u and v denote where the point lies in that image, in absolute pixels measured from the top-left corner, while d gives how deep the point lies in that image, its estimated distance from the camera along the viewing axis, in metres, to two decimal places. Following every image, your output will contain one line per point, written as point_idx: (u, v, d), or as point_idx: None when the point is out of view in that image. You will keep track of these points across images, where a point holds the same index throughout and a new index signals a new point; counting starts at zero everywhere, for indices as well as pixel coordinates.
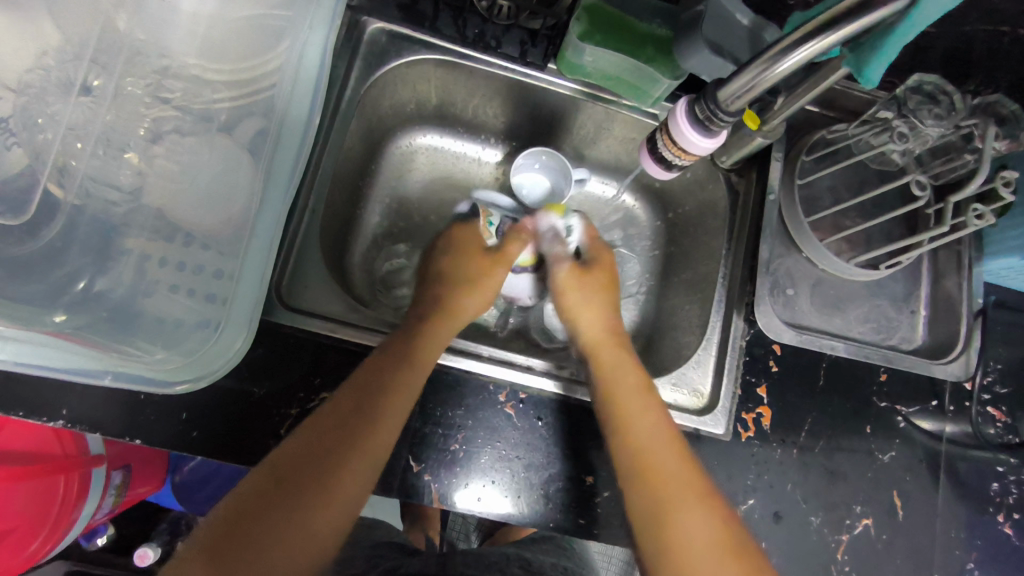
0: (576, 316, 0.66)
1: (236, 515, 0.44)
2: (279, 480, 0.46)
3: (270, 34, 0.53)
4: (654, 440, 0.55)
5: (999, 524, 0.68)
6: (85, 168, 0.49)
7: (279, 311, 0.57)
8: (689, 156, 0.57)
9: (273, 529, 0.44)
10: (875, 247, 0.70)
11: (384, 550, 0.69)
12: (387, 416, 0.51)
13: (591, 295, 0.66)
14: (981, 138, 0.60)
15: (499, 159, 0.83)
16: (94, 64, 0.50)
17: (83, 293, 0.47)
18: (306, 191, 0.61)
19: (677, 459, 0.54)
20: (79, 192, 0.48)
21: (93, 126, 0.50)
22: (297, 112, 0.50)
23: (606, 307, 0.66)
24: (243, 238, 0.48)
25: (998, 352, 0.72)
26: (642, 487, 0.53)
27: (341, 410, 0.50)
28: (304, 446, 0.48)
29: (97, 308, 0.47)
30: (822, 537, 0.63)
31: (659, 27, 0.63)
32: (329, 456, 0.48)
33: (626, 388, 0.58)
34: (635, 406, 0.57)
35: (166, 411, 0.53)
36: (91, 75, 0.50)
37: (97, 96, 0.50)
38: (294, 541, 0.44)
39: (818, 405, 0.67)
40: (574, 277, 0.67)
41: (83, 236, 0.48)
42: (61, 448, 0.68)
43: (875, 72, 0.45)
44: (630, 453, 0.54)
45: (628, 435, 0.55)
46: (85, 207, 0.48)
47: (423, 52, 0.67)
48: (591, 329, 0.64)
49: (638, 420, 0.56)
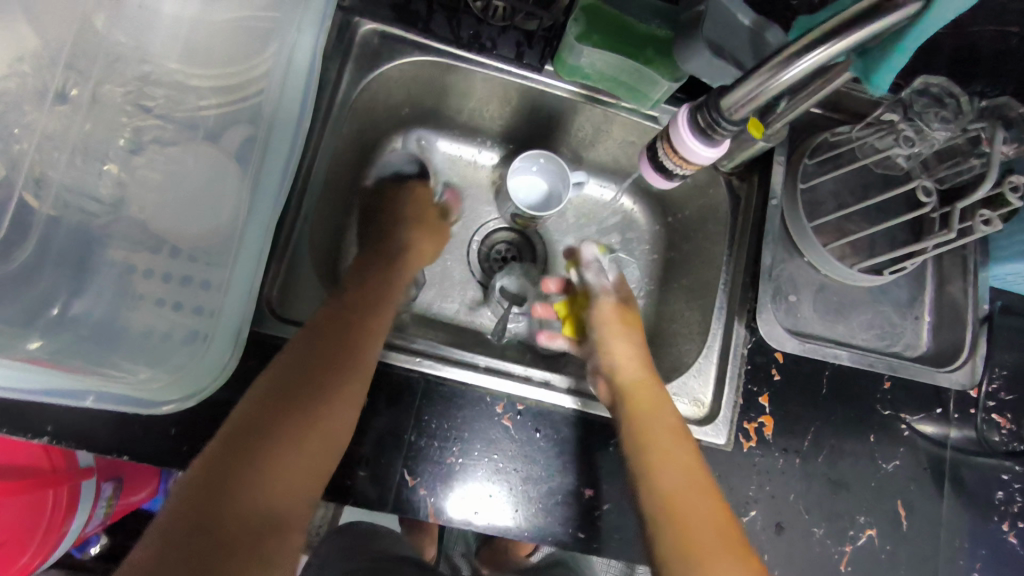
0: (612, 349, 0.64)
1: (217, 465, 0.45)
2: (256, 427, 0.48)
3: (256, 36, 0.51)
4: (680, 474, 0.55)
5: (1004, 533, 0.67)
6: (60, 179, 0.48)
7: (270, 322, 0.56)
8: (691, 165, 0.56)
9: (258, 471, 0.46)
10: (879, 253, 0.69)
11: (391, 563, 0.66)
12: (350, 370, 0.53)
13: (631, 333, 0.66)
14: (988, 142, 0.59)
15: (495, 162, 0.81)
16: (71, 71, 0.49)
17: (59, 317, 0.46)
18: (296, 198, 0.59)
19: (710, 510, 0.53)
20: (55, 203, 0.47)
21: (70, 136, 0.48)
22: (284, 117, 0.49)
23: (643, 353, 0.65)
24: (231, 247, 0.47)
25: (1004, 358, 0.71)
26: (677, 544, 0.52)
27: (309, 357, 0.52)
28: (277, 395, 0.50)
29: (76, 329, 0.46)
30: (825, 548, 0.62)
31: (659, 27, 0.61)
32: (303, 405, 0.50)
33: (662, 433, 0.57)
34: (664, 450, 0.56)
35: (154, 426, 0.52)
36: (69, 82, 0.49)
37: (74, 103, 0.49)
38: (280, 484, 0.47)
39: (820, 413, 0.65)
40: (618, 313, 0.67)
41: (59, 251, 0.47)
42: (49, 462, 0.66)
43: (886, 77, 0.43)
44: (664, 509, 0.54)
45: (658, 487, 0.55)
46: (60, 219, 0.47)
47: (417, 54, 0.65)
48: (626, 364, 0.63)
49: (669, 469, 0.55)
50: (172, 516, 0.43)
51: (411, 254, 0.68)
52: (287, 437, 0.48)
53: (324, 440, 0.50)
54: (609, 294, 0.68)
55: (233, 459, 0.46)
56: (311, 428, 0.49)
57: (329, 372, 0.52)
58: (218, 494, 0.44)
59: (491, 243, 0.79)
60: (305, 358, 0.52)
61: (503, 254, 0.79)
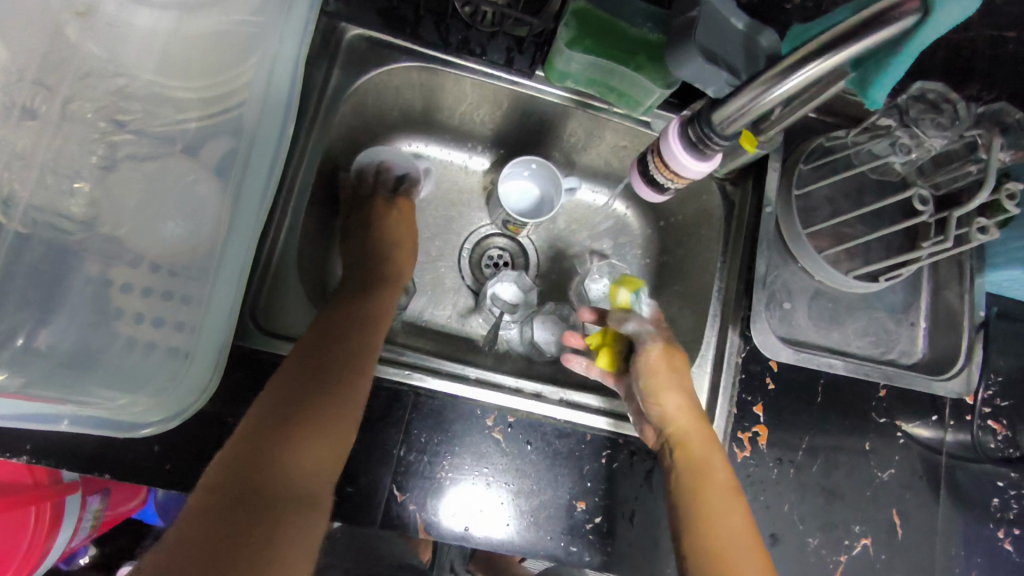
0: (663, 398, 0.57)
1: (240, 449, 0.48)
2: (280, 417, 0.51)
3: (237, 47, 0.50)
4: (719, 498, 0.54)
5: (999, 539, 0.66)
6: (29, 199, 0.44)
7: (254, 336, 0.55)
8: (682, 180, 0.56)
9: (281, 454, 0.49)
10: (874, 259, 0.68)
11: None
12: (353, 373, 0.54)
13: (680, 378, 0.58)
14: (983, 149, 0.59)
15: (486, 167, 0.80)
16: (38, 86, 0.45)
17: (22, 349, 0.43)
18: (281, 209, 0.58)
19: (756, 559, 0.53)
20: (24, 220, 0.44)
21: (39, 154, 0.45)
22: (265, 131, 0.48)
23: (690, 398, 0.59)
24: (212, 264, 0.46)
25: (999, 364, 0.71)
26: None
27: (319, 345, 0.55)
28: (291, 381, 0.53)
29: (45, 362, 0.44)
30: (820, 558, 0.62)
31: (652, 31, 0.60)
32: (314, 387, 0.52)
33: (715, 482, 0.55)
34: (719, 499, 0.54)
35: (135, 446, 0.51)
36: (37, 98, 0.45)
37: (43, 120, 0.46)
38: (303, 461, 0.49)
39: (816, 422, 0.65)
40: (665, 361, 0.58)
41: (30, 274, 0.44)
42: (32, 479, 0.65)
43: (878, 93, 0.42)
44: (709, 554, 0.52)
45: (707, 533, 0.53)
46: (31, 236, 0.44)
47: (404, 59, 0.64)
48: (675, 414, 0.57)
49: (721, 518, 0.54)
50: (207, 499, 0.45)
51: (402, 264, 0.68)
52: (304, 420, 0.51)
53: (339, 420, 0.52)
54: (656, 341, 0.59)
55: (256, 442, 0.49)
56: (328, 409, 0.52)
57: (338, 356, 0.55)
58: (244, 473, 0.47)
59: (485, 248, 0.78)
60: (315, 348, 0.55)
61: (496, 260, 0.78)
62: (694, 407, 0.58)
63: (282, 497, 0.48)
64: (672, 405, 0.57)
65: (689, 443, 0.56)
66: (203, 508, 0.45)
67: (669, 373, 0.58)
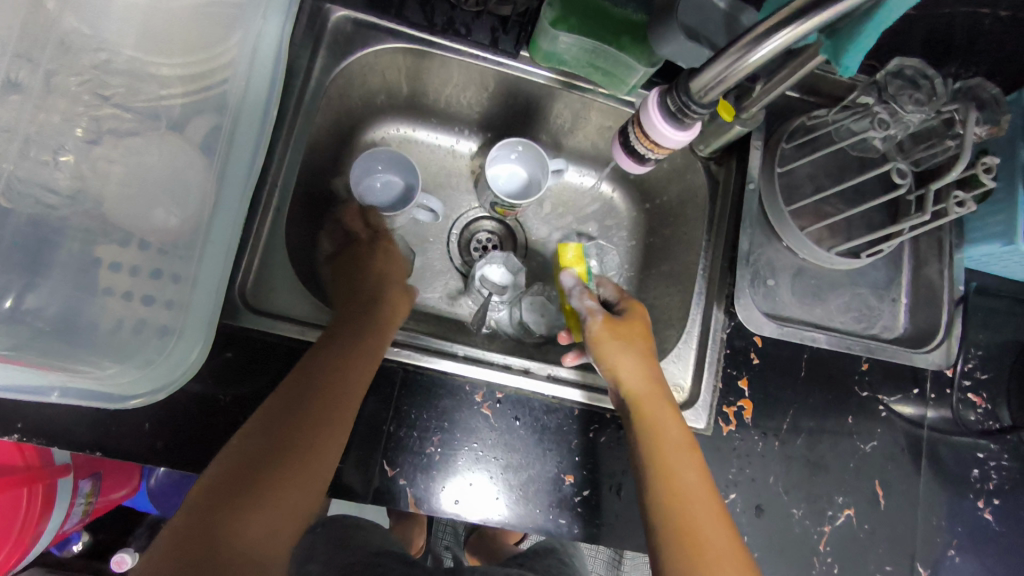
0: (616, 367, 0.59)
1: (208, 493, 0.46)
2: (264, 446, 0.49)
3: (219, 23, 0.50)
4: (683, 464, 0.54)
5: (979, 509, 0.68)
6: (13, 171, 0.44)
7: (245, 316, 0.56)
8: (662, 149, 0.57)
9: (263, 485, 0.47)
10: (856, 235, 0.69)
11: (388, 558, 0.66)
12: (337, 397, 0.52)
13: (630, 344, 0.60)
14: (960, 124, 0.60)
15: (474, 150, 0.80)
16: (19, 59, 0.45)
17: (11, 311, 0.43)
18: (267, 191, 0.59)
19: (715, 510, 0.53)
20: (9, 193, 0.44)
21: (21, 126, 0.45)
22: (251, 108, 0.48)
23: (646, 359, 0.60)
24: (198, 241, 0.46)
25: (979, 338, 0.72)
26: (680, 541, 0.51)
27: (304, 382, 0.52)
28: (269, 420, 0.50)
29: (34, 324, 0.44)
30: (804, 529, 0.63)
31: (635, 12, 0.61)
32: (295, 416, 0.51)
33: (673, 446, 0.55)
34: (676, 455, 0.55)
35: (127, 422, 0.52)
36: (16, 69, 0.45)
37: (26, 92, 0.45)
38: (266, 511, 0.47)
39: (799, 396, 0.66)
40: (611, 328, 0.61)
41: (12, 248, 0.44)
42: (24, 460, 0.66)
43: (853, 59, 0.43)
44: (672, 506, 0.53)
45: (671, 486, 0.53)
46: (14, 209, 0.44)
47: (390, 40, 0.64)
48: (631, 379, 0.58)
49: (683, 473, 0.54)
50: (184, 529, 0.45)
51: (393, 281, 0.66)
52: (280, 456, 0.49)
53: (312, 464, 0.49)
54: (597, 312, 0.62)
55: (225, 487, 0.46)
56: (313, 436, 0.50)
57: (317, 395, 0.52)
58: (218, 501, 0.46)
59: (473, 232, 0.79)
60: (298, 386, 0.52)
61: (484, 243, 0.79)
62: (650, 371, 0.59)
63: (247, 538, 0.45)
64: (624, 367, 0.59)
65: (644, 405, 0.57)
66: (167, 550, 0.43)
67: (614, 335, 0.60)
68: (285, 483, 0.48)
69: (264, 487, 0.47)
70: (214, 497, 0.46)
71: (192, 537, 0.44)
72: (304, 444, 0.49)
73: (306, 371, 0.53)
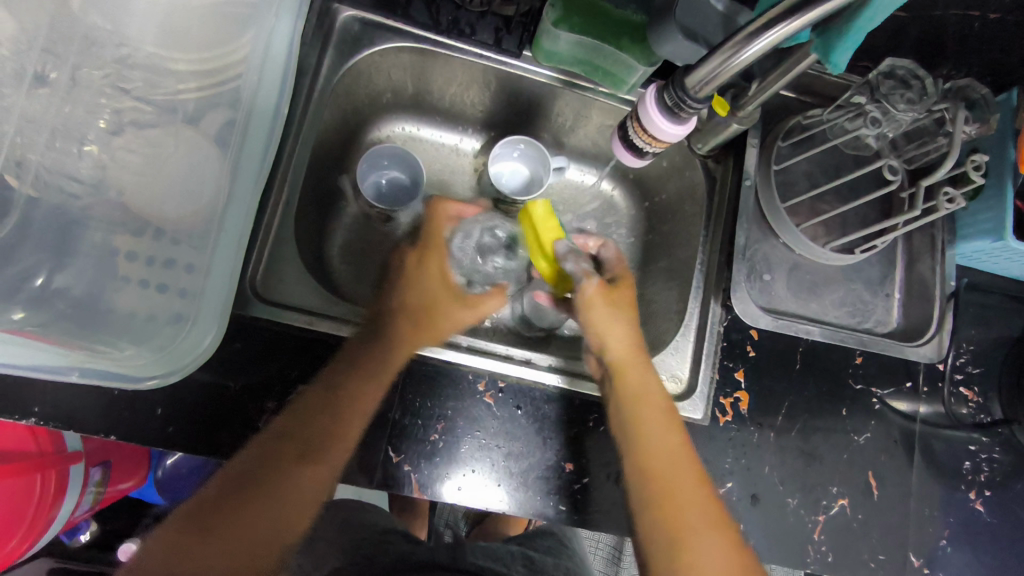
0: (603, 339, 0.59)
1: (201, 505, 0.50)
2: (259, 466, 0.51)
3: (233, 21, 0.52)
4: (665, 453, 0.56)
5: (971, 501, 0.69)
6: (40, 161, 0.47)
7: (256, 305, 0.57)
8: (660, 143, 0.58)
9: (247, 508, 0.50)
10: (850, 231, 0.71)
11: (393, 535, 0.68)
12: (334, 428, 0.54)
13: (621, 317, 0.59)
14: (950, 122, 0.62)
15: (477, 147, 0.82)
16: (47, 54, 0.48)
17: (42, 290, 0.46)
18: (278, 184, 0.60)
19: (700, 484, 0.55)
20: (36, 183, 0.46)
21: (48, 118, 0.48)
22: (263, 102, 0.50)
23: (634, 327, 0.60)
24: (212, 232, 0.48)
25: (971, 334, 0.73)
26: (660, 517, 0.54)
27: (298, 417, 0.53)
28: (270, 442, 0.52)
29: (57, 304, 0.46)
30: (799, 518, 0.64)
31: (635, 13, 0.62)
32: (293, 443, 0.52)
33: (659, 436, 0.57)
34: (656, 434, 0.57)
35: (140, 406, 0.53)
36: (47, 65, 0.48)
37: (53, 87, 0.48)
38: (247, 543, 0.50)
39: (794, 388, 0.68)
40: (604, 295, 0.59)
41: (40, 231, 0.46)
42: (37, 446, 0.67)
43: (841, 56, 0.45)
44: (652, 481, 0.55)
45: (654, 471, 0.55)
46: (41, 199, 0.47)
47: (395, 40, 0.66)
48: (616, 347, 0.59)
49: (662, 454, 0.56)
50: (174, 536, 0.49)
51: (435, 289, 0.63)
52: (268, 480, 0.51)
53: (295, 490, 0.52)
54: (592, 276, 0.59)
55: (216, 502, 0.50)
56: (302, 464, 0.52)
57: (309, 437, 0.53)
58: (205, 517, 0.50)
59: None
60: (304, 410, 0.54)
61: None
62: (635, 340, 0.60)
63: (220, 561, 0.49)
64: (609, 332, 0.59)
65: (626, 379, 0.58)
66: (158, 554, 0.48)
67: (606, 298, 0.59)
68: (268, 508, 0.51)
69: (241, 516, 0.50)
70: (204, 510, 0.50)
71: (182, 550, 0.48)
72: (292, 472, 0.52)
73: (315, 394, 0.55)
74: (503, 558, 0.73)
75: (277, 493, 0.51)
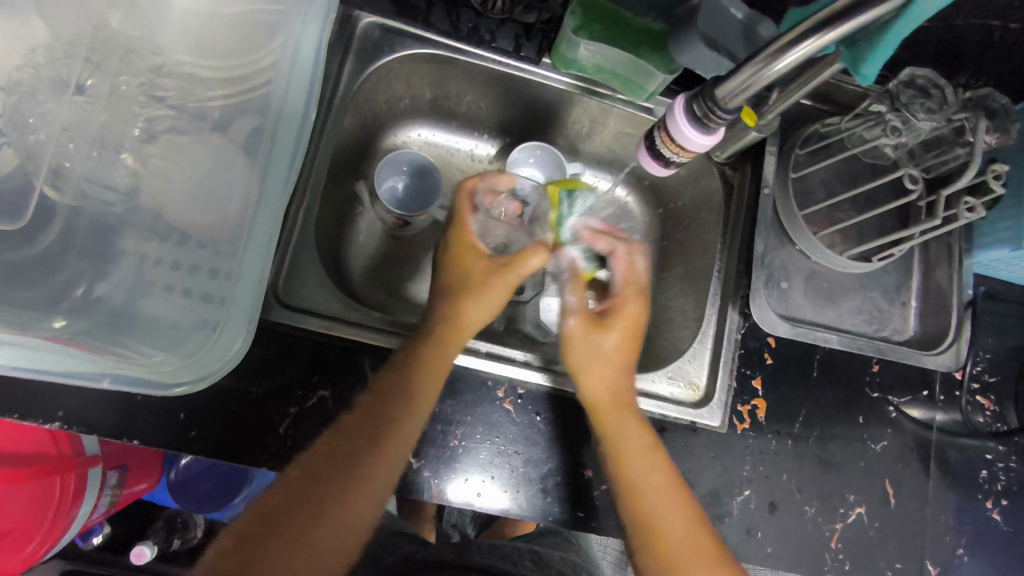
0: (578, 370, 0.60)
1: (244, 534, 0.47)
2: (303, 486, 0.49)
3: (262, 30, 0.53)
4: (653, 485, 0.56)
5: (988, 510, 0.69)
6: (81, 170, 0.48)
7: (277, 310, 0.58)
8: (686, 152, 0.58)
9: (294, 530, 0.47)
10: (867, 240, 0.71)
11: (400, 539, 0.68)
12: (380, 438, 0.51)
13: (596, 350, 0.60)
14: (971, 132, 0.62)
15: (493, 153, 0.82)
16: (88, 64, 0.50)
17: (83, 298, 0.46)
18: (300, 191, 0.61)
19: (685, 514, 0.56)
20: (74, 193, 0.48)
21: (89, 127, 0.49)
22: (292, 107, 0.50)
23: (614, 366, 0.60)
24: (241, 237, 0.48)
25: (988, 342, 0.73)
26: (646, 546, 0.55)
27: (328, 449, 0.51)
28: (313, 461, 0.50)
29: (96, 313, 0.47)
30: (816, 526, 0.64)
31: (656, 21, 0.63)
32: (336, 457, 0.50)
33: (645, 475, 0.56)
34: (628, 457, 0.57)
35: (162, 410, 0.53)
36: (86, 74, 0.50)
37: (92, 97, 0.50)
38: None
39: (812, 396, 0.68)
40: (584, 332, 0.61)
41: (83, 239, 0.47)
42: (57, 450, 0.68)
43: (869, 70, 0.46)
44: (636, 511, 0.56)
45: (637, 504, 0.56)
46: (81, 208, 0.48)
47: (415, 46, 0.66)
48: (591, 386, 0.59)
49: (650, 491, 0.56)
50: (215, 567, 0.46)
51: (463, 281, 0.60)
52: (314, 498, 0.49)
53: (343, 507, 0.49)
54: (573, 317, 0.62)
55: (258, 528, 0.47)
56: (349, 479, 0.50)
57: (349, 470, 0.50)
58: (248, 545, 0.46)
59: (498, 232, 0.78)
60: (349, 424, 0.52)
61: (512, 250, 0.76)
62: (615, 377, 0.60)
63: None
64: (587, 370, 0.60)
65: (600, 410, 0.59)
66: None
67: (589, 342, 0.60)
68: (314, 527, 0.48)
69: (285, 540, 0.47)
70: (245, 540, 0.47)
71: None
72: (337, 488, 0.49)
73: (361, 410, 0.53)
74: (511, 556, 0.71)
75: (319, 521, 0.48)
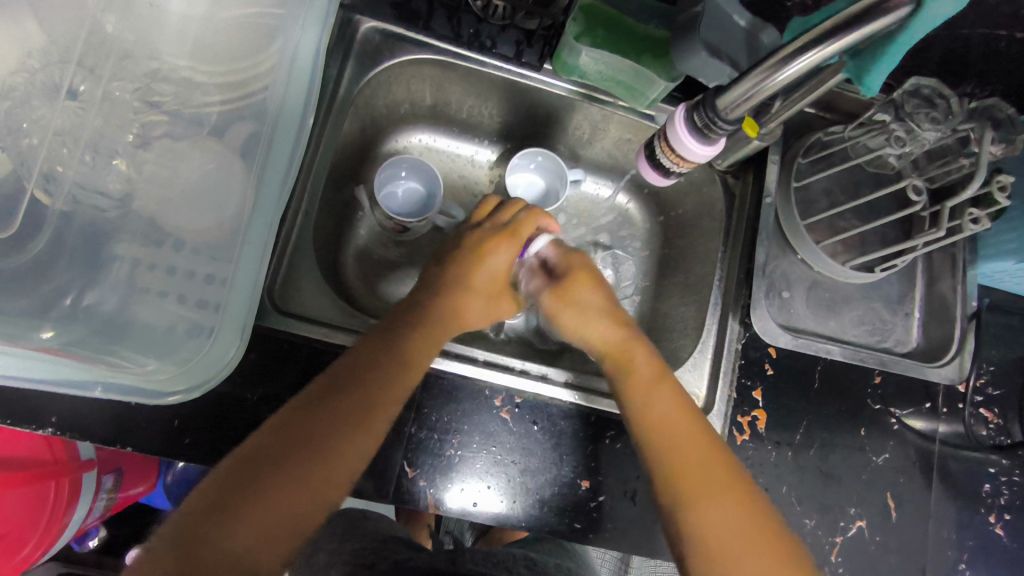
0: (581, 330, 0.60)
1: (220, 479, 0.45)
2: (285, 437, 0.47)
3: (261, 33, 0.53)
4: (683, 453, 0.52)
5: (990, 524, 0.68)
6: (73, 176, 0.48)
7: (272, 316, 0.57)
8: (687, 163, 0.58)
9: (274, 479, 0.45)
10: (869, 250, 0.71)
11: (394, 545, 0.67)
12: (370, 397, 0.50)
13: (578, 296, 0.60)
14: (977, 142, 0.61)
15: (494, 158, 0.82)
16: (81, 68, 0.50)
17: (72, 307, 0.46)
18: (297, 195, 0.60)
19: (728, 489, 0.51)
20: (67, 198, 0.48)
21: (83, 132, 0.49)
22: (289, 112, 0.50)
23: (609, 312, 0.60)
24: (236, 243, 0.47)
25: (991, 354, 0.72)
26: (692, 526, 0.50)
27: (318, 407, 0.49)
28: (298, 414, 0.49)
29: (88, 321, 0.46)
30: (816, 538, 0.63)
31: (656, 27, 0.62)
32: (323, 411, 0.49)
33: (680, 444, 0.53)
34: (657, 426, 0.54)
35: (156, 417, 0.53)
36: (78, 79, 0.50)
37: (85, 101, 0.50)
38: (265, 538, 0.44)
39: (813, 407, 0.67)
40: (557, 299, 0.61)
41: (72, 245, 0.47)
42: (52, 454, 0.68)
43: (875, 78, 0.45)
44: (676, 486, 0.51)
45: (679, 477, 0.51)
46: (73, 213, 0.48)
47: (415, 51, 0.66)
48: (600, 339, 0.59)
49: (692, 458, 0.52)
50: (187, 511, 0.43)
51: (480, 281, 0.61)
52: (297, 449, 0.47)
53: (329, 462, 0.47)
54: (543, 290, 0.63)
55: (236, 473, 0.45)
56: (340, 434, 0.48)
57: (341, 424, 0.49)
58: (225, 490, 0.44)
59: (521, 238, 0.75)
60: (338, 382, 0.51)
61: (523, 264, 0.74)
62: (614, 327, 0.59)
63: (231, 542, 0.42)
64: (584, 324, 0.60)
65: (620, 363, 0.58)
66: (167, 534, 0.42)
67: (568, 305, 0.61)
68: (296, 476, 0.46)
69: (264, 488, 0.44)
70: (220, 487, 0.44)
71: (183, 544, 0.41)
72: (324, 441, 0.47)
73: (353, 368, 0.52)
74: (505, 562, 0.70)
75: (302, 471, 0.46)
